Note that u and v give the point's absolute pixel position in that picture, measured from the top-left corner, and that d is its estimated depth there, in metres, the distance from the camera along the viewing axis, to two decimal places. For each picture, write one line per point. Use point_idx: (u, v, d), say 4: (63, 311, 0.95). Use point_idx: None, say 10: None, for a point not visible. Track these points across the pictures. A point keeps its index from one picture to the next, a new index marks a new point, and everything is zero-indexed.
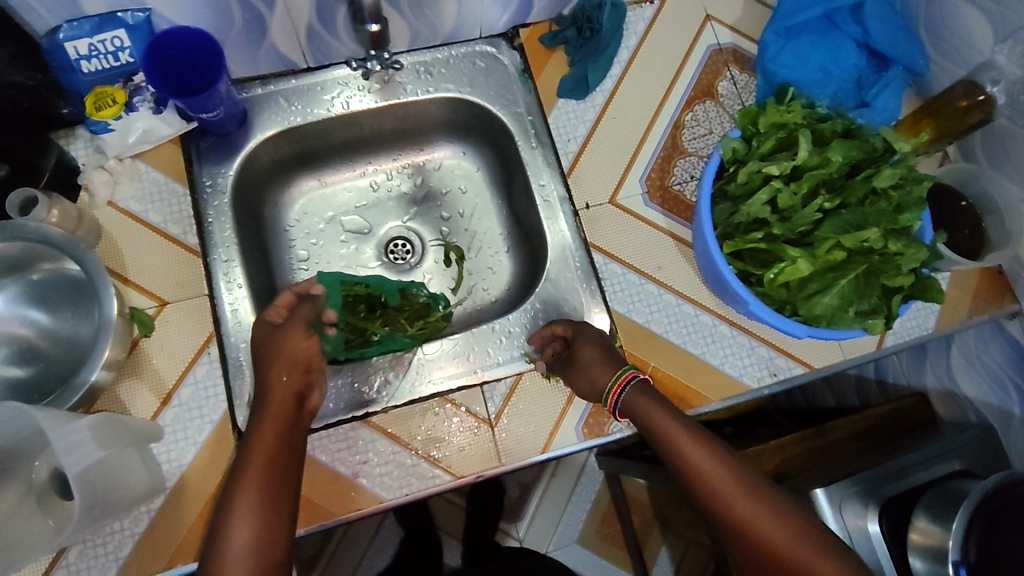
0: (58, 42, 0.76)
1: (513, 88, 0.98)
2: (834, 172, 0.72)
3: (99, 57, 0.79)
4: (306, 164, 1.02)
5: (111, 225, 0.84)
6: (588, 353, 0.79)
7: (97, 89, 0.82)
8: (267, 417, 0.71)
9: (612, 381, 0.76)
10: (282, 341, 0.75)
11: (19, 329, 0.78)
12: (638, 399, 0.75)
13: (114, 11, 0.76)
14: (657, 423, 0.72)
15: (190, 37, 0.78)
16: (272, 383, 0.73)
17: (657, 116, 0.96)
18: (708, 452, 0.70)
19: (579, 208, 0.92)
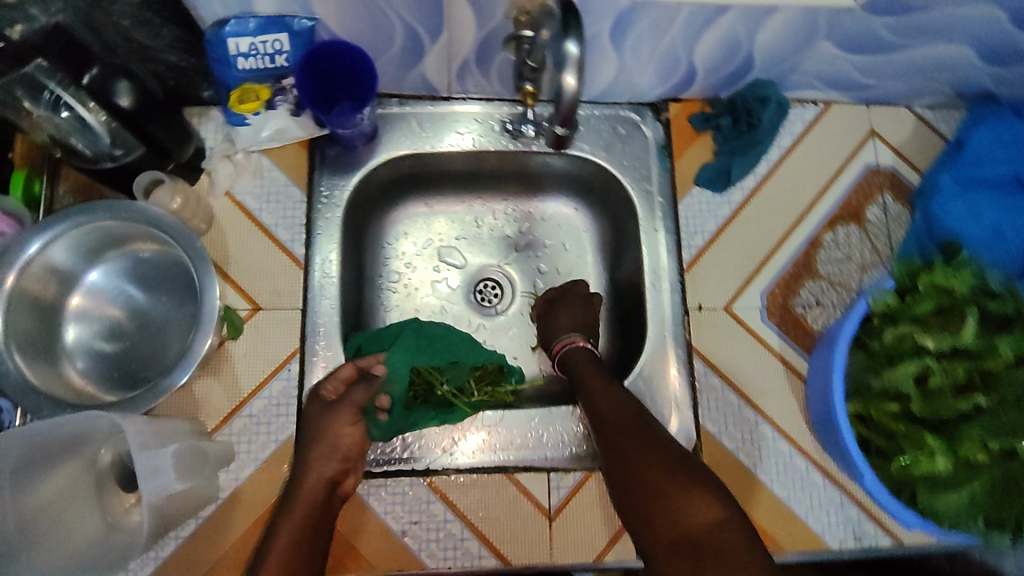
0: (221, 36, 0.72)
1: (649, 162, 0.92)
2: (999, 365, 0.66)
3: (257, 56, 0.75)
4: (419, 188, 0.99)
5: (222, 216, 0.83)
6: (561, 317, 0.92)
7: (245, 84, 0.79)
8: (306, 474, 0.72)
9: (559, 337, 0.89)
10: (327, 427, 0.75)
11: (117, 307, 0.76)
12: (574, 360, 0.85)
13: (284, 15, 0.72)
14: (587, 380, 0.80)
15: (347, 53, 0.74)
16: (312, 459, 0.72)
17: (794, 228, 0.90)
18: (619, 403, 0.74)
19: (689, 308, 0.87)
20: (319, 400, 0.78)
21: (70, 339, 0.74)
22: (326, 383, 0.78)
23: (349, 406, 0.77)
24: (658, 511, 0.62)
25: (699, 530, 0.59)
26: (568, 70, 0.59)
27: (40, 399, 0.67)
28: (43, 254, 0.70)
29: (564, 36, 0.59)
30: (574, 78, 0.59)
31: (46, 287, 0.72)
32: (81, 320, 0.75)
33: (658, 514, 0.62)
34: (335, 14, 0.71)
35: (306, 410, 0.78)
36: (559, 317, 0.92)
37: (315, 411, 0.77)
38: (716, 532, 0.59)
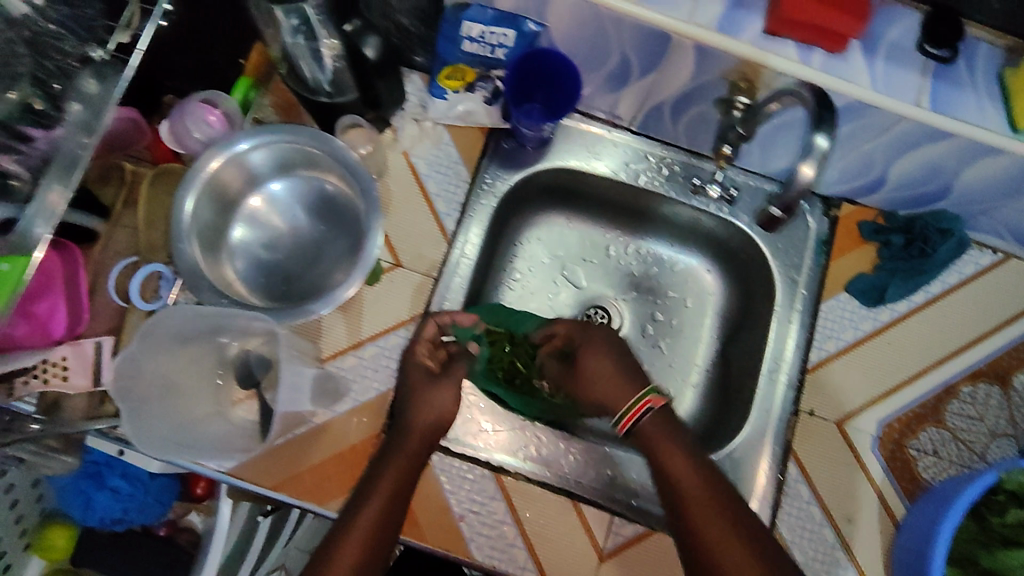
0: (460, 19, 0.77)
1: (805, 252, 0.90)
2: None
3: (481, 43, 0.80)
4: (569, 203, 1.01)
5: (393, 170, 0.88)
6: (594, 365, 0.80)
7: (457, 65, 0.84)
8: (410, 432, 0.73)
9: (627, 406, 0.74)
10: (431, 396, 0.77)
11: (283, 221, 0.82)
12: (653, 432, 0.71)
13: (519, 14, 0.75)
14: (667, 461, 0.69)
15: (561, 65, 0.79)
16: (413, 428, 0.73)
17: (933, 368, 0.87)
18: (696, 475, 0.67)
19: (801, 409, 0.85)
20: (417, 365, 0.80)
21: (235, 237, 0.81)
22: (416, 342, 0.81)
23: (447, 379, 0.79)
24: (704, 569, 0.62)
25: None
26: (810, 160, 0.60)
27: (205, 282, 0.72)
28: (246, 154, 0.76)
29: (813, 128, 0.60)
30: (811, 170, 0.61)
31: (235, 182, 0.78)
32: (250, 222, 0.81)
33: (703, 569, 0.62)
34: (566, 28, 0.75)
35: (407, 375, 0.80)
36: (590, 356, 0.80)
37: (418, 379, 0.78)
38: None
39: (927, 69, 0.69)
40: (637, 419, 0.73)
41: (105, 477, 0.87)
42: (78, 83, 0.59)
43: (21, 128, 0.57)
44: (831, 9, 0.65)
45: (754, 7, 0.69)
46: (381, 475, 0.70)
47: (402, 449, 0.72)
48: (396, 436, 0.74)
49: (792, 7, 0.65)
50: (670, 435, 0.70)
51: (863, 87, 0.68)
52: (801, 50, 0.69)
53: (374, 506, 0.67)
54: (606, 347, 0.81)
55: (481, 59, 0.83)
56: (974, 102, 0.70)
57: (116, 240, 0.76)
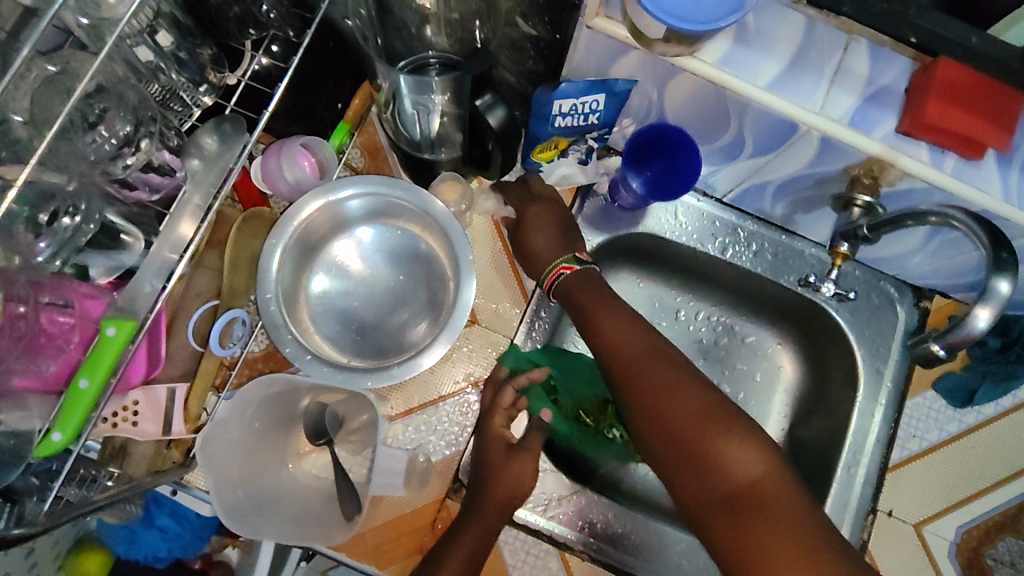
0: (551, 98, 0.73)
1: (891, 344, 0.87)
2: None
3: (574, 115, 0.76)
4: (644, 264, 0.98)
5: (477, 223, 0.86)
6: (540, 237, 0.78)
7: (551, 138, 0.79)
8: (482, 506, 0.71)
9: (547, 269, 0.77)
10: (507, 468, 0.73)
11: (363, 268, 0.79)
12: (572, 288, 0.75)
13: (612, 80, 0.72)
14: (585, 306, 0.73)
15: (665, 137, 0.77)
16: (483, 507, 0.71)
17: (1017, 476, 0.84)
18: (672, 375, 0.66)
19: (879, 509, 0.82)
20: (493, 436, 0.75)
21: (313, 285, 0.77)
22: (495, 414, 0.76)
23: (524, 454, 0.74)
24: (703, 473, 0.61)
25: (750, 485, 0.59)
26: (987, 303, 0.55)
27: (287, 334, 0.69)
28: (342, 201, 0.74)
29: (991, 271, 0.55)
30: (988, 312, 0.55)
31: (319, 228, 0.76)
32: (329, 270, 0.78)
33: (705, 479, 0.61)
34: (683, 102, 0.72)
35: (485, 449, 0.75)
36: (534, 232, 0.78)
37: (497, 452, 0.74)
38: (767, 484, 0.59)
39: None
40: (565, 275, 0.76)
41: (152, 516, 0.84)
42: (198, 138, 0.57)
43: (132, 178, 0.55)
44: (975, 118, 0.62)
45: (888, 104, 0.66)
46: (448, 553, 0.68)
47: (468, 527, 0.70)
48: (468, 511, 0.72)
49: (936, 112, 0.62)
50: (615, 326, 0.71)
51: (996, 198, 0.66)
52: (933, 153, 0.66)
53: None
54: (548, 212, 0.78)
55: (573, 131, 0.79)
56: None
57: (197, 281, 0.72)
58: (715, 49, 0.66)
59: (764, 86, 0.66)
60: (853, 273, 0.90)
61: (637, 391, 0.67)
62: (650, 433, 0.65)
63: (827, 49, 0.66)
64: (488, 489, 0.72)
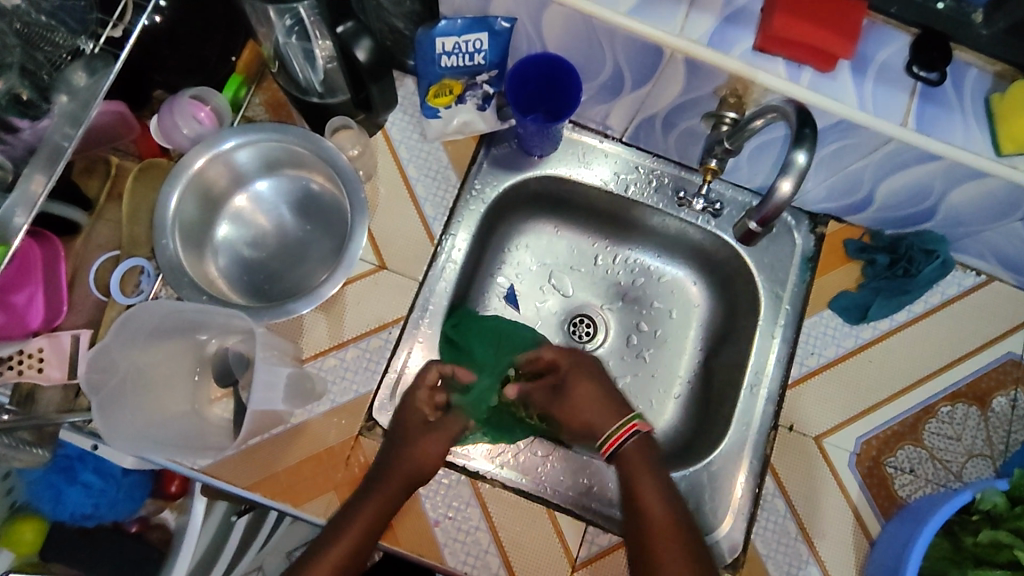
0: (430, 37, 0.78)
1: (789, 268, 0.90)
2: None
3: (459, 55, 0.80)
4: (557, 211, 1.01)
5: (382, 171, 0.88)
6: (585, 392, 0.79)
7: (443, 81, 0.83)
8: (402, 458, 0.75)
9: (612, 431, 0.75)
10: (422, 439, 0.77)
11: (267, 220, 0.81)
12: (632, 462, 0.73)
13: (490, 17, 0.76)
14: (636, 480, 0.71)
15: (540, 63, 0.79)
16: (391, 471, 0.74)
17: (912, 388, 0.87)
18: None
19: (780, 424, 0.85)
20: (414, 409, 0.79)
21: (219, 238, 0.80)
22: (416, 390, 0.80)
23: (440, 431, 0.78)
24: None
25: None
26: (787, 176, 0.61)
27: (186, 278, 0.72)
28: (233, 153, 0.76)
29: (794, 144, 0.61)
30: (790, 185, 0.61)
31: (219, 180, 0.78)
32: (235, 223, 0.81)
33: None
34: (557, 35, 0.75)
35: (405, 420, 0.79)
36: (579, 383, 0.80)
37: (413, 427, 0.78)
38: None
39: (915, 91, 0.69)
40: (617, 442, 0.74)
41: (77, 472, 0.86)
42: (70, 75, 0.60)
43: (10, 120, 0.60)
44: (822, 29, 0.65)
45: (744, 24, 0.69)
46: (368, 497, 0.73)
47: (383, 488, 0.73)
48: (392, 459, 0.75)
49: (783, 24, 0.65)
50: (654, 496, 0.70)
51: (852, 107, 0.68)
52: (790, 68, 0.69)
53: (355, 526, 0.70)
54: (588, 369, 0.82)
55: (461, 70, 0.82)
56: (961, 125, 0.69)
57: (98, 232, 0.76)
58: None
59: (625, 11, 0.68)
60: (729, 195, 0.93)
61: (643, 546, 0.68)
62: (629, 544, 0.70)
63: None
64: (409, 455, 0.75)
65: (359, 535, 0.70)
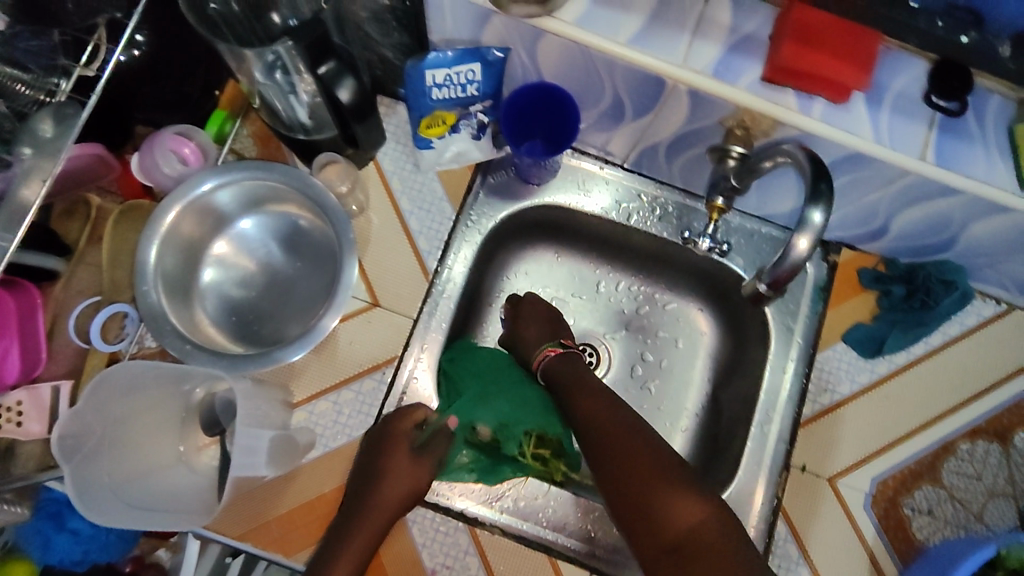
0: (420, 69, 0.74)
1: (801, 298, 0.86)
2: None
3: (450, 86, 0.76)
4: (557, 238, 0.97)
5: (375, 204, 0.85)
6: (529, 330, 0.84)
7: (435, 112, 0.80)
8: (381, 496, 0.72)
9: (536, 356, 0.82)
10: (387, 460, 0.73)
11: (254, 259, 0.78)
12: (557, 372, 0.80)
13: (481, 46, 0.72)
14: (575, 393, 0.77)
15: (532, 91, 0.75)
16: (380, 501, 0.71)
17: (931, 424, 0.83)
18: (651, 456, 0.68)
19: (792, 465, 0.82)
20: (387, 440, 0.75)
21: (205, 282, 0.77)
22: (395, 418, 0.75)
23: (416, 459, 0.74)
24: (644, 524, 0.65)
25: (689, 529, 0.63)
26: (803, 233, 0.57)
27: (168, 326, 0.69)
28: (216, 192, 0.73)
29: (809, 201, 0.57)
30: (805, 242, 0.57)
31: (203, 221, 0.75)
32: (220, 265, 0.78)
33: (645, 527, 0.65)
34: (552, 64, 0.71)
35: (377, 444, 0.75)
36: (525, 324, 0.85)
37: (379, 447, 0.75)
38: (705, 530, 0.63)
39: (933, 122, 0.65)
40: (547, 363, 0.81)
41: (65, 518, 0.83)
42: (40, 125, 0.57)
43: None
44: (833, 60, 0.61)
45: (752, 53, 0.65)
46: (347, 542, 0.70)
47: (363, 525, 0.70)
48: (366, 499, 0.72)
49: (792, 56, 0.61)
50: (583, 391, 0.76)
51: (866, 139, 0.65)
52: (801, 99, 0.65)
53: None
54: (544, 308, 0.86)
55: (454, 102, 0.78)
56: (983, 157, 0.65)
57: (79, 278, 0.73)
58: (575, 7, 0.65)
59: (624, 42, 0.64)
60: (734, 222, 0.89)
61: (593, 437, 0.72)
62: (630, 519, 0.66)
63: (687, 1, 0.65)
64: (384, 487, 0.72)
65: None
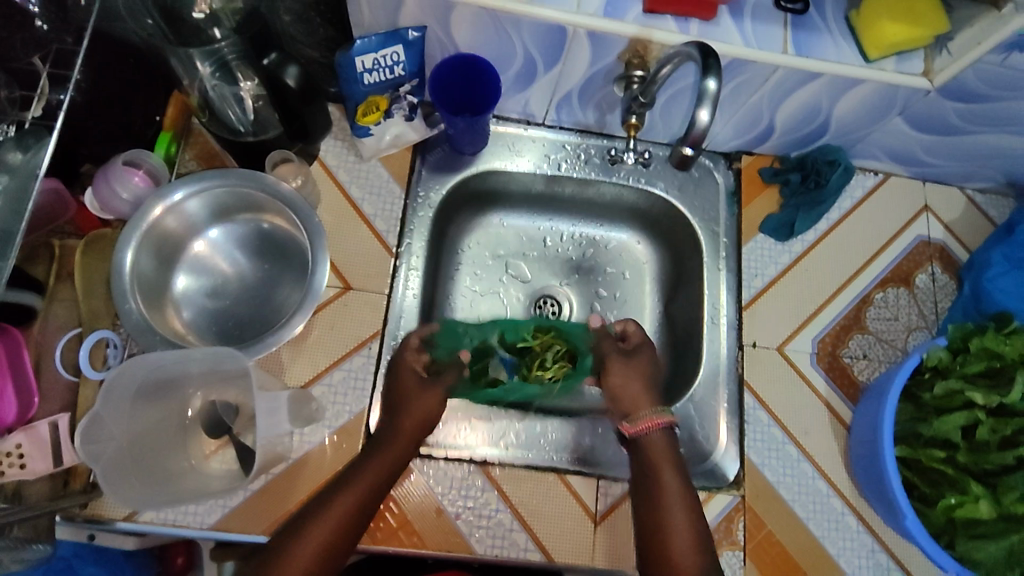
0: (350, 57, 0.80)
1: (718, 205, 0.99)
2: (1016, 400, 0.73)
3: (380, 70, 0.83)
4: (498, 203, 1.06)
5: (327, 198, 0.91)
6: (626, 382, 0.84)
7: (369, 98, 0.86)
8: (400, 432, 0.77)
9: (641, 417, 0.79)
10: (417, 397, 0.81)
11: (225, 265, 0.82)
12: (654, 449, 0.78)
13: (401, 28, 0.80)
14: (661, 477, 0.75)
15: (452, 65, 0.84)
16: (402, 428, 0.77)
17: (847, 284, 0.97)
18: (687, 530, 0.72)
19: (745, 343, 0.93)
20: (409, 370, 0.83)
21: (179, 292, 0.80)
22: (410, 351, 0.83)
23: (434, 390, 0.82)
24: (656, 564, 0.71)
25: None
26: (704, 104, 0.65)
27: (157, 336, 0.72)
28: (178, 206, 0.77)
29: (702, 75, 0.66)
30: (707, 112, 0.65)
31: (168, 239, 0.78)
32: (192, 273, 0.81)
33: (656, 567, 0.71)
34: (467, 34, 0.80)
35: (398, 378, 0.82)
36: (617, 375, 0.85)
37: (409, 385, 0.81)
38: None
39: (787, 22, 0.79)
40: (641, 431, 0.79)
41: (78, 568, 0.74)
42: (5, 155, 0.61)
43: None
44: None
45: None
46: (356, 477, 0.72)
47: (383, 450, 0.75)
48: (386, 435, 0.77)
49: None
50: (673, 482, 0.75)
51: (738, 45, 0.77)
52: (679, 22, 0.77)
53: (348, 499, 0.70)
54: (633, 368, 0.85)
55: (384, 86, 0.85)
56: (831, 42, 0.79)
57: (54, 314, 0.74)
58: None
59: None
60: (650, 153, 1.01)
61: (653, 497, 0.75)
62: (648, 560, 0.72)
63: None
64: (404, 420, 0.78)
65: (345, 515, 0.69)
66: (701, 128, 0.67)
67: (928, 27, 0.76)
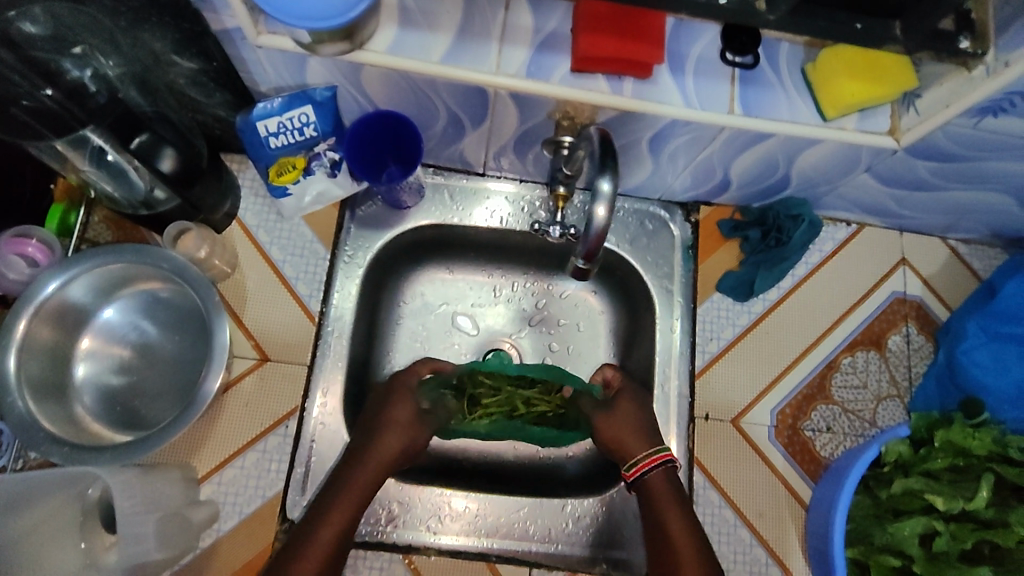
0: (251, 124, 0.76)
1: (672, 259, 0.91)
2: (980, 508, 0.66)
3: (286, 133, 0.77)
4: (441, 252, 0.96)
5: (245, 261, 0.85)
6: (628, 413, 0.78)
7: (281, 159, 0.81)
8: (374, 451, 0.74)
9: (644, 456, 0.74)
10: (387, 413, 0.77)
11: (127, 343, 0.77)
12: (655, 487, 0.73)
13: (306, 86, 0.73)
14: (660, 508, 0.72)
15: (370, 122, 0.77)
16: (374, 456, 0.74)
17: (813, 348, 0.89)
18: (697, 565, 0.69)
19: (697, 415, 0.86)
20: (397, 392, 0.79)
21: (78, 376, 0.75)
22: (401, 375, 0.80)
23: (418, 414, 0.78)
24: None
25: None
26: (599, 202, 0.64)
27: (41, 432, 0.67)
28: (65, 290, 0.71)
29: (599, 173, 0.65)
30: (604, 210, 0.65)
31: (61, 323, 0.73)
32: (93, 357, 0.76)
33: None
34: (381, 93, 0.73)
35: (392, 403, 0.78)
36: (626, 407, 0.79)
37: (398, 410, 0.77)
38: None
39: (734, 77, 0.70)
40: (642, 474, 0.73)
41: None
42: None
43: None
44: (626, 39, 0.65)
45: (558, 47, 0.68)
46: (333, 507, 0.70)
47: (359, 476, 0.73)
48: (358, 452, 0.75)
49: (587, 44, 0.65)
50: (679, 516, 0.71)
51: (678, 106, 0.69)
52: (611, 81, 0.69)
53: (326, 538, 0.68)
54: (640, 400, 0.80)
55: (296, 146, 0.80)
56: (784, 99, 0.71)
57: None
58: (383, 36, 0.67)
59: (437, 61, 0.67)
60: None
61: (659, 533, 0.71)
62: None
63: (488, 12, 0.68)
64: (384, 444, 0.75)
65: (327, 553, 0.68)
66: (601, 225, 0.67)
67: (889, 85, 0.68)
